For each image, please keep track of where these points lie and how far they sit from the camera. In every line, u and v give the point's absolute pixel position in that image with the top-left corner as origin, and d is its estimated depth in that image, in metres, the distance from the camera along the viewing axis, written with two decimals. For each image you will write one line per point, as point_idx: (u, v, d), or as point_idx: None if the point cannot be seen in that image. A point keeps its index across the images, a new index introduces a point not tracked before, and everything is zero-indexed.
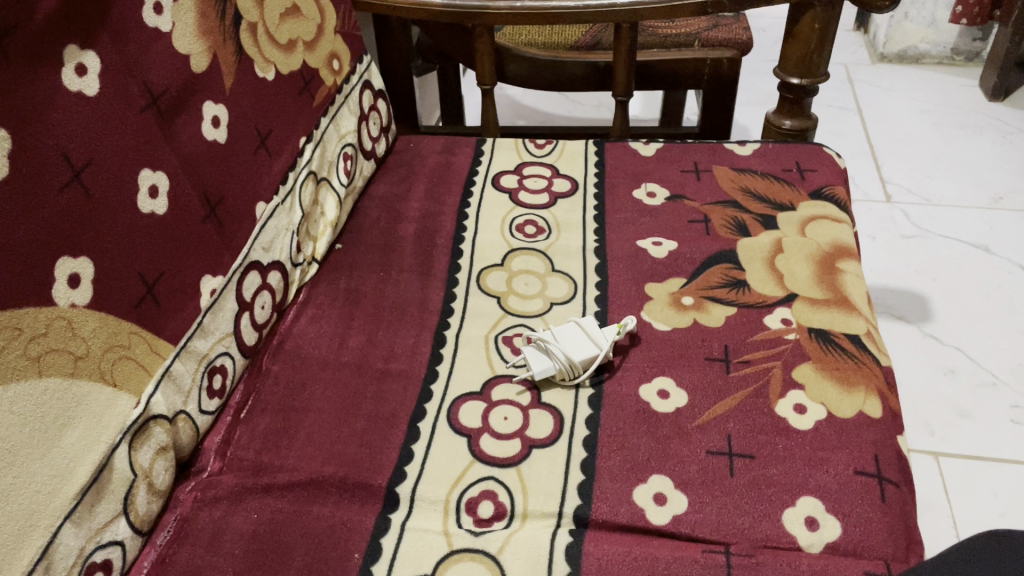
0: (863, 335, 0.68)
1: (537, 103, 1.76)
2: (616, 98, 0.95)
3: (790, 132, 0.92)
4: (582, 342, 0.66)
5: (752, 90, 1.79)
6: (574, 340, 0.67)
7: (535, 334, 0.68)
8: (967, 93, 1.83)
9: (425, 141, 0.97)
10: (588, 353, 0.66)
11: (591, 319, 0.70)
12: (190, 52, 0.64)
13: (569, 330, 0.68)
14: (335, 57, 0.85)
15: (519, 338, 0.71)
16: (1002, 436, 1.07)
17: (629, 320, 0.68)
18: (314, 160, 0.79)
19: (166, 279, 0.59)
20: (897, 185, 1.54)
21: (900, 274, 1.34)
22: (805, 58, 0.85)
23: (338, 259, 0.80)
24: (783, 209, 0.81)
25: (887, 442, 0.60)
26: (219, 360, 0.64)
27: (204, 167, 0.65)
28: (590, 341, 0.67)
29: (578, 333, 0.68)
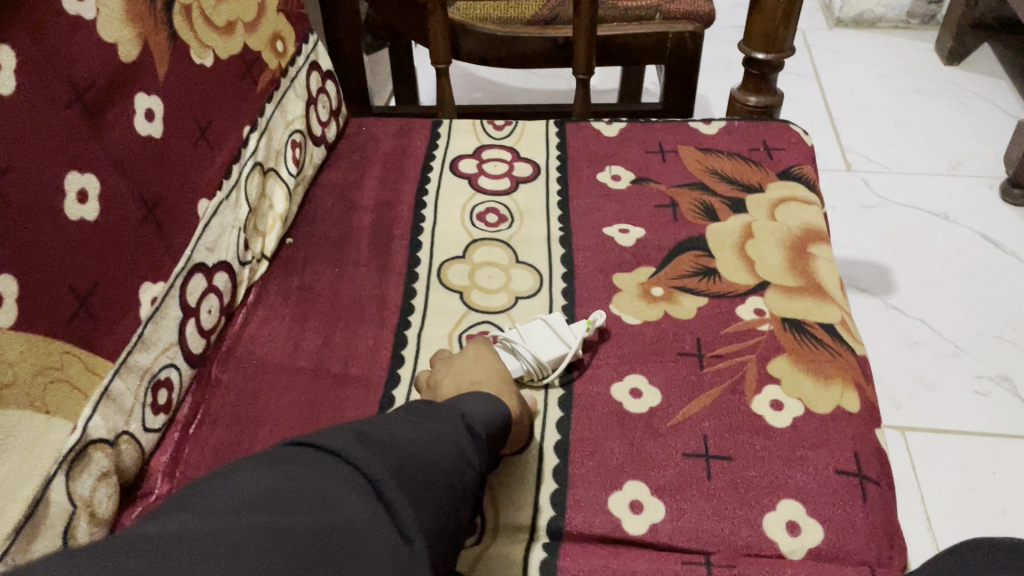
0: (838, 324, 0.66)
1: (491, 74, 1.71)
2: (577, 77, 0.91)
3: (755, 109, 0.89)
4: (549, 340, 0.63)
5: (711, 57, 1.76)
6: (539, 340, 0.64)
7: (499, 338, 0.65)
8: (924, 57, 1.82)
9: (377, 124, 0.92)
10: (557, 351, 0.63)
11: (557, 315, 0.67)
12: (118, 41, 0.59)
13: (536, 328, 0.65)
14: (279, 38, 0.80)
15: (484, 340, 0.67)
16: (966, 408, 1.07)
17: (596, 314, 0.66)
18: (259, 151, 0.74)
19: (101, 291, 0.54)
20: (857, 153, 1.53)
21: (862, 244, 1.33)
22: (769, 33, 0.82)
23: (289, 255, 0.76)
24: (752, 191, 0.78)
25: (866, 437, 0.58)
26: (163, 373, 0.60)
27: (139, 166, 0.60)
28: (557, 338, 0.64)
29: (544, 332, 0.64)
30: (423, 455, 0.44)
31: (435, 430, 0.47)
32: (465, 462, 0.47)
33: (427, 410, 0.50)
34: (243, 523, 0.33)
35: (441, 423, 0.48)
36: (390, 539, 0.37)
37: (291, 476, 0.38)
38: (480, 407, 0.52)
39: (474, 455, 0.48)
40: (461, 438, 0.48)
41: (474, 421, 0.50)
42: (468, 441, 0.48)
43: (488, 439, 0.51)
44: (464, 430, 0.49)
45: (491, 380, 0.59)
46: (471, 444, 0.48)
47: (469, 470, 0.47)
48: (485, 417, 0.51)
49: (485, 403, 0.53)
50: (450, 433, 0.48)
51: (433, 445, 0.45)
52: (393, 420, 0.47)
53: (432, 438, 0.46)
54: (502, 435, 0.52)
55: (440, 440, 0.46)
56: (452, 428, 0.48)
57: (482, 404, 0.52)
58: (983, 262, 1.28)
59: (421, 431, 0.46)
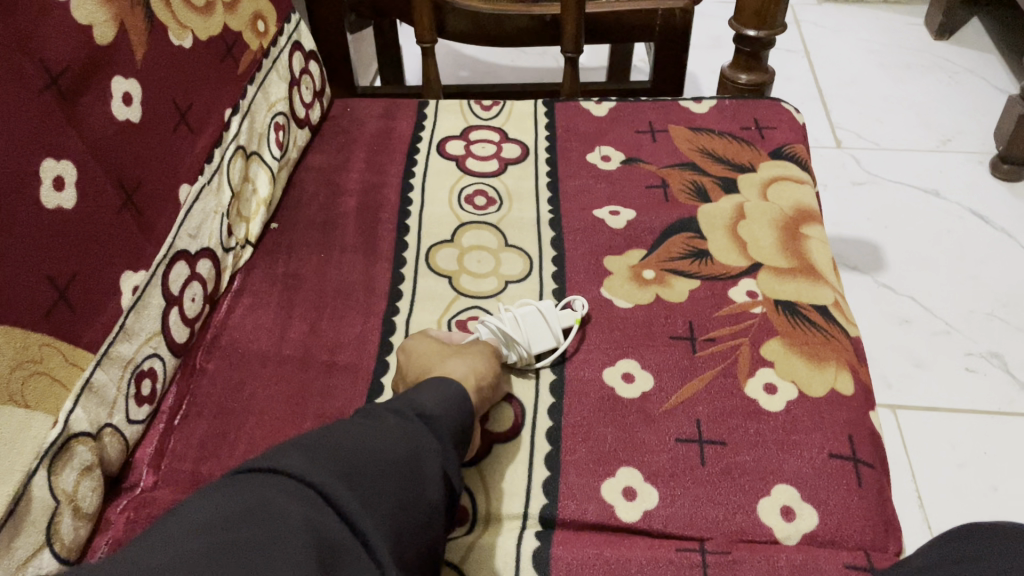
0: (831, 306, 0.66)
1: (478, 53, 1.69)
2: (566, 55, 0.89)
3: (747, 87, 0.88)
4: (540, 330, 0.62)
5: (700, 34, 1.74)
6: (531, 328, 0.62)
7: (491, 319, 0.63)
8: (913, 32, 1.81)
9: (363, 105, 0.90)
10: (546, 344, 0.62)
11: (549, 301, 0.64)
12: (93, 23, 0.57)
13: (529, 318, 0.63)
14: (261, 18, 0.78)
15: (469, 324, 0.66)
16: (957, 386, 1.07)
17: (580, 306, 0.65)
18: (242, 134, 0.72)
19: (80, 280, 0.53)
20: (847, 130, 1.52)
21: (853, 222, 1.32)
22: (761, 9, 0.80)
23: (274, 240, 0.74)
24: (743, 170, 0.77)
25: (860, 420, 0.58)
26: (147, 364, 0.58)
27: (117, 152, 0.58)
28: (548, 329, 0.62)
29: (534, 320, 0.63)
30: (374, 456, 0.43)
31: (387, 429, 0.46)
32: (421, 457, 0.46)
33: (376, 409, 0.49)
34: (184, 556, 0.32)
35: (392, 420, 0.48)
36: (347, 544, 0.37)
37: (234, 500, 0.36)
38: (435, 398, 0.51)
39: (432, 447, 0.47)
40: (416, 433, 0.47)
41: (428, 415, 0.49)
42: (424, 434, 0.48)
43: (446, 429, 0.50)
44: (417, 425, 0.48)
45: (435, 358, 0.59)
46: (428, 437, 0.48)
47: (427, 464, 0.46)
48: (440, 406, 0.51)
49: (438, 393, 0.52)
50: (403, 429, 0.47)
51: (383, 445, 0.45)
52: (340, 424, 0.46)
53: (383, 437, 0.45)
54: (460, 424, 0.51)
55: (392, 439, 0.45)
56: (405, 424, 0.48)
57: (437, 394, 0.52)
58: (972, 239, 1.28)
59: (371, 433, 0.45)
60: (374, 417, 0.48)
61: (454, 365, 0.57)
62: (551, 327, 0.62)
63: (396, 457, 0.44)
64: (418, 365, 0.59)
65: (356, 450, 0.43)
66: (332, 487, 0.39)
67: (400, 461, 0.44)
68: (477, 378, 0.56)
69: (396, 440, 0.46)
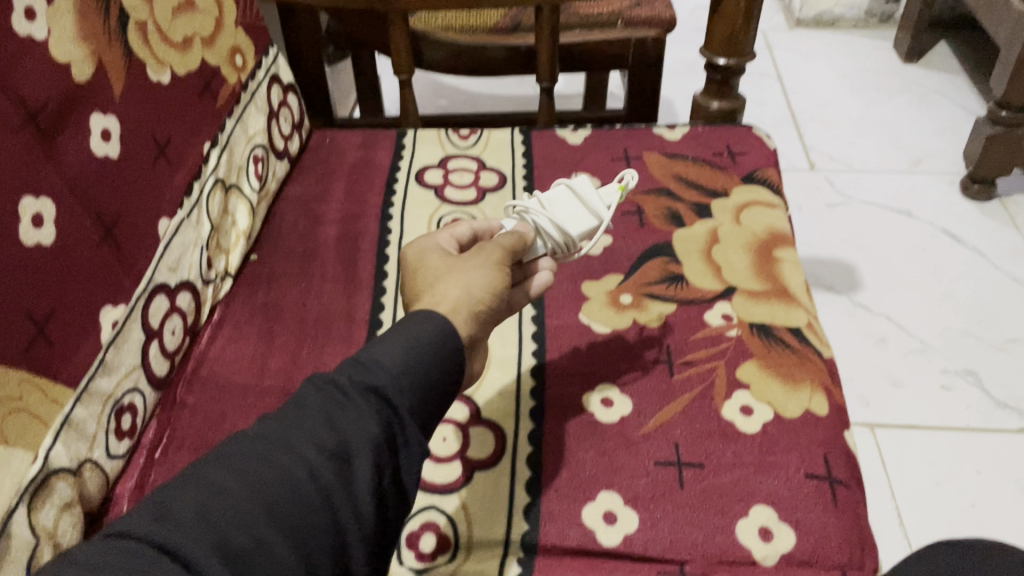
0: (804, 327, 0.67)
1: (457, 82, 1.71)
2: (540, 85, 0.90)
3: (718, 114, 0.89)
4: (577, 213, 0.58)
5: (674, 60, 1.77)
6: (565, 212, 0.58)
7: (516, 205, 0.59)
8: (883, 55, 1.85)
9: (341, 136, 0.91)
10: (585, 226, 0.58)
11: (582, 178, 0.60)
12: (71, 60, 0.58)
13: (562, 198, 0.59)
14: (238, 52, 0.79)
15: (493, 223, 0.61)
16: (932, 403, 1.08)
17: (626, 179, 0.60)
18: (221, 167, 0.73)
19: (59, 315, 0.53)
20: (820, 152, 1.54)
21: (827, 243, 1.34)
22: (730, 38, 0.82)
23: (254, 272, 0.75)
24: (716, 196, 0.79)
25: (835, 441, 0.59)
26: (127, 398, 0.59)
27: (96, 188, 0.58)
28: (586, 209, 0.58)
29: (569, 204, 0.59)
30: (275, 481, 0.38)
31: (308, 428, 0.40)
32: (352, 455, 0.40)
33: (316, 386, 0.43)
34: None
35: (319, 406, 0.41)
36: None
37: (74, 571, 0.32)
38: (389, 356, 0.43)
39: (369, 434, 0.41)
40: (350, 419, 0.41)
41: (377, 381, 0.42)
42: (363, 417, 0.41)
43: (401, 396, 0.42)
44: (357, 401, 0.42)
45: (433, 273, 0.52)
46: (366, 424, 0.41)
47: (359, 462, 0.40)
48: (395, 368, 0.43)
49: (397, 346, 0.44)
50: (335, 419, 0.41)
51: (292, 459, 0.39)
52: (262, 429, 0.41)
53: (298, 444, 0.40)
54: (422, 381, 0.43)
55: (307, 445, 0.40)
56: (341, 407, 0.41)
57: (392, 351, 0.43)
58: (945, 257, 1.30)
59: (289, 440, 0.40)
60: (305, 404, 0.42)
61: (446, 285, 0.49)
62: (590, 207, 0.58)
63: (307, 471, 0.39)
64: (419, 277, 0.52)
65: (253, 480, 0.37)
66: (195, 551, 0.34)
67: (313, 476, 0.39)
68: (475, 299, 0.49)
69: (318, 440, 0.40)
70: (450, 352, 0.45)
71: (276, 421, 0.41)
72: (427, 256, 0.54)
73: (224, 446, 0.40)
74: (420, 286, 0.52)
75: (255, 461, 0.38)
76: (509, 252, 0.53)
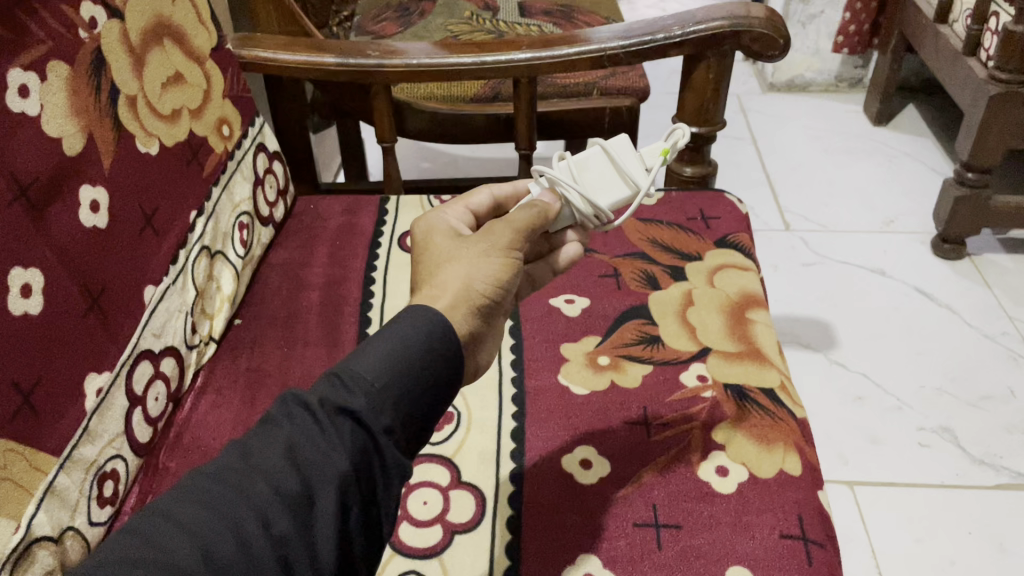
0: (777, 388, 0.68)
1: (439, 145, 1.75)
2: (519, 153, 0.93)
3: (691, 180, 0.92)
4: (610, 181, 0.58)
5: (652, 124, 1.82)
6: (599, 181, 0.58)
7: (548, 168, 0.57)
8: (854, 119, 1.91)
9: (326, 202, 0.93)
10: (619, 196, 0.58)
11: (619, 137, 0.58)
12: (62, 135, 0.60)
13: (596, 163, 0.58)
14: (225, 123, 0.82)
15: (519, 183, 0.62)
16: (909, 461, 1.10)
17: (670, 140, 0.58)
18: (206, 234, 0.75)
19: (45, 385, 0.54)
20: (795, 213, 1.58)
21: (804, 302, 1.37)
22: (700, 109, 0.86)
23: (238, 336, 0.76)
24: (690, 259, 0.81)
25: (809, 501, 0.60)
26: (110, 465, 0.59)
27: (84, 258, 0.60)
28: (621, 177, 0.58)
29: (604, 168, 0.58)
30: (224, 531, 0.36)
31: (271, 467, 0.39)
32: (315, 493, 0.39)
33: (290, 409, 0.42)
34: None
35: (286, 439, 0.40)
36: None
37: None
38: (371, 373, 0.42)
39: (336, 470, 0.40)
40: (318, 452, 0.40)
41: (350, 405, 0.41)
42: (334, 448, 0.40)
43: (372, 416, 0.41)
44: (330, 425, 0.41)
45: (434, 263, 0.51)
46: (335, 458, 0.40)
47: (322, 501, 0.39)
48: (376, 387, 0.42)
49: (381, 362, 0.43)
50: (299, 450, 0.40)
51: (246, 504, 0.38)
52: (224, 463, 0.40)
53: (253, 485, 0.38)
54: (400, 401, 0.42)
55: (264, 487, 0.38)
56: (313, 438, 0.40)
57: (373, 364, 0.42)
58: (919, 315, 1.33)
59: (247, 480, 0.39)
60: (273, 434, 0.41)
61: (448, 276, 0.49)
62: (625, 177, 0.57)
63: (258, 522, 0.37)
64: (423, 264, 0.52)
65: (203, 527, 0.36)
66: None
67: (266, 528, 0.37)
68: (474, 289, 0.48)
69: (279, 480, 0.39)
70: (435, 366, 0.44)
71: (242, 452, 0.40)
72: (431, 242, 0.53)
73: (184, 482, 0.39)
74: (425, 271, 0.51)
75: (203, 510, 0.37)
76: (520, 234, 0.51)
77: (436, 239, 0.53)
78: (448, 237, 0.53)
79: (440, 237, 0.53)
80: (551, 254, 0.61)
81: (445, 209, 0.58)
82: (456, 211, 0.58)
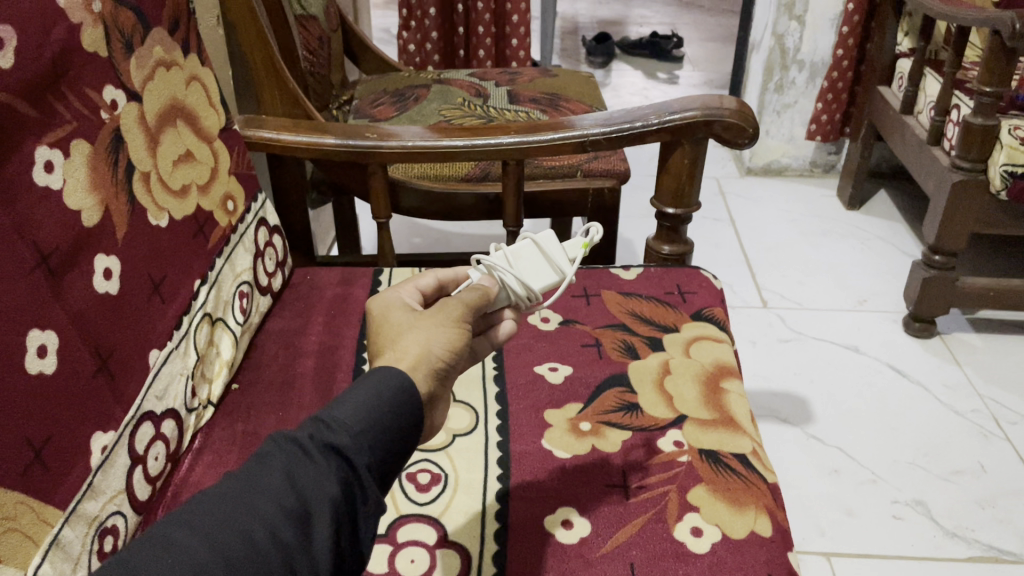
0: (749, 453, 0.72)
1: (429, 222, 1.81)
2: (507, 230, 0.98)
3: (669, 257, 0.98)
4: (541, 269, 0.64)
5: (634, 205, 1.89)
6: (531, 268, 0.64)
7: (485, 256, 0.64)
8: (829, 203, 1.99)
9: (321, 274, 0.98)
10: (548, 281, 0.64)
11: (547, 232, 0.65)
12: (81, 208, 0.64)
13: (528, 252, 0.64)
14: (230, 198, 0.86)
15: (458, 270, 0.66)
16: (885, 533, 1.12)
17: (590, 236, 0.65)
18: (208, 302, 0.78)
19: (54, 442, 0.57)
20: (772, 292, 1.64)
21: (780, 377, 1.41)
22: (677, 190, 0.91)
23: (234, 401, 0.79)
24: (668, 330, 0.85)
25: (779, 560, 0.63)
26: (110, 521, 0.61)
27: (95, 324, 0.63)
28: (551, 265, 0.64)
29: (534, 258, 0.64)
30: (235, 538, 0.39)
31: (272, 489, 0.42)
32: (311, 514, 0.42)
33: (278, 443, 0.45)
34: None
35: (281, 465, 0.43)
36: None
37: None
38: (350, 416, 0.45)
39: (328, 494, 0.43)
40: (311, 479, 0.43)
41: (337, 442, 0.44)
42: (324, 477, 0.43)
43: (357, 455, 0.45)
44: (318, 459, 0.44)
45: (394, 331, 0.55)
46: (326, 483, 0.43)
47: (318, 522, 0.42)
48: (356, 429, 0.45)
49: (358, 408, 0.46)
50: (295, 478, 0.43)
51: (253, 518, 0.40)
52: (224, 487, 0.42)
53: (260, 500, 0.41)
54: (382, 441, 0.46)
55: (269, 504, 0.41)
56: (305, 468, 0.43)
57: (352, 410, 0.46)
58: (892, 391, 1.37)
59: (249, 499, 0.41)
60: (267, 463, 0.43)
61: (408, 341, 0.53)
62: (554, 265, 0.64)
63: (268, 531, 0.40)
64: (381, 333, 0.56)
65: (215, 538, 0.39)
66: None
67: (273, 534, 0.40)
68: (431, 356, 0.52)
69: (280, 498, 0.42)
70: (409, 411, 0.48)
71: (238, 479, 0.43)
72: (390, 314, 0.57)
73: (188, 504, 0.41)
74: (384, 338, 0.55)
75: (203, 536, 0.39)
76: (469, 308, 0.57)
77: (393, 313, 0.57)
78: (402, 311, 0.57)
79: (396, 311, 0.57)
80: (490, 329, 0.63)
81: (396, 288, 0.62)
82: (408, 291, 0.62)
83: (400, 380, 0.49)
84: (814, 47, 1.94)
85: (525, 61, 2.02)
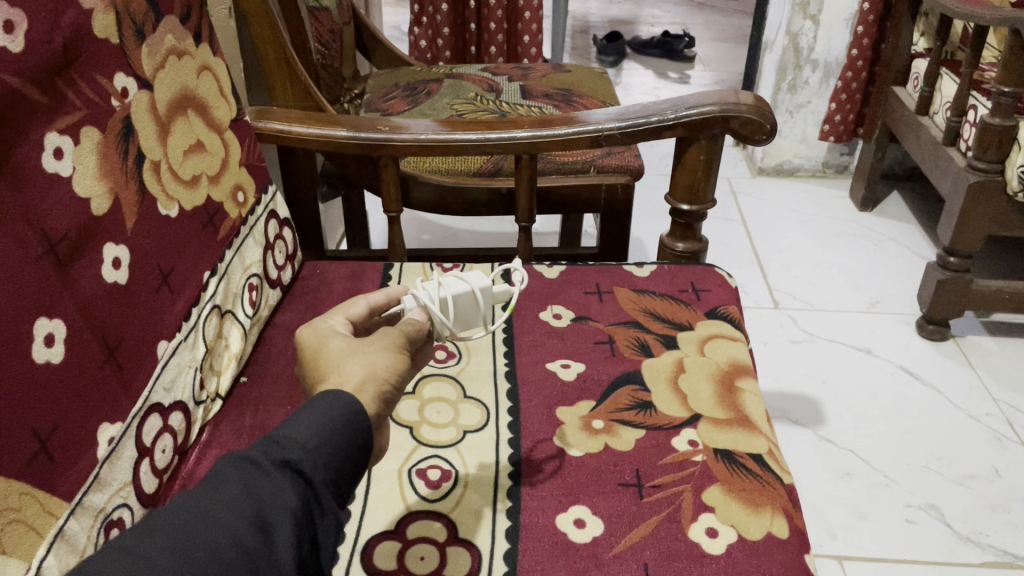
0: (766, 454, 0.71)
1: (439, 218, 1.80)
2: (519, 224, 0.97)
3: (683, 254, 0.96)
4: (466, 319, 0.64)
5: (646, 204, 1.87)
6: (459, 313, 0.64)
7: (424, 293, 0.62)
8: (841, 204, 1.97)
9: (332, 267, 0.97)
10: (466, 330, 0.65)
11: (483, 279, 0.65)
12: (91, 196, 0.63)
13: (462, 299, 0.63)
14: (240, 189, 0.85)
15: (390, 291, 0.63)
16: (897, 538, 1.11)
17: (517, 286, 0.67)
18: (218, 294, 0.78)
19: (60, 432, 0.56)
20: (784, 293, 1.62)
21: (792, 378, 1.40)
22: (693, 186, 0.90)
23: (243, 394, 0.78)
24: (682, 328, 0.84)
25: (796, 562, 0.62)
26: (116, 513, 0.60)
27: (103, 313, 0.63)
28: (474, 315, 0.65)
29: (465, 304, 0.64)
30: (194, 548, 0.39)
31: (229, 500, 0.41)
32: (271, 525, 0.41)
33: (233, 461, 0.43)
34: None
35: (238, 479, 0.42)
36: None
37: None
38: (301, 434, 0.44)
39: (288, 505, 0.42)
40: (269, 490, 0.42)
41: (293, 457, 0.43)
42: (281, 489, 0.42)
43: (314, 470, 0.44)
44: (274, 473, 0.43)
45: (335, 355, 0.54)
46: (284, 493, 0.42)
47: (279, 530, 0.41)
48: (309, 444, 0.44)
49: (312, 427, 0.45)
50: (253, 488, 0.42)
51: (212, 531, 0.40)
52: (180, 505, 0.41)
53: (219, 513, 0.40)
54: (336, 457, 0.45)
55: (228, 516, 0.40)
56: (261, 481, 0.42)
57: (303, 428, 0.45)
58: (904, 394, 1.36)
59: (209, 512, 0.40)
60: (221, 478, 0.42)
61: (352, 366, 0.52)
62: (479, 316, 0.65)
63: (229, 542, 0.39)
64: (317, 359, 0.54)
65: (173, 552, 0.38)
66: None
67: (235, 546, 0.39)
68: (378, 380, 0.51)
69: (238, 509, 0.41)
70: (360, 429, 0.47)
71: (193, 495, 0.42)
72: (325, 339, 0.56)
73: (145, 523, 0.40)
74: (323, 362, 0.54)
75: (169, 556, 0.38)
76: (408, 338, 0.57)
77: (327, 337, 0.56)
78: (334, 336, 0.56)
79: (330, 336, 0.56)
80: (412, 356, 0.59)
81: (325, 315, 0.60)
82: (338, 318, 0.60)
83: (349, 400, 0.48)
84: (828, 47, 1.92)
85: (537, 58, 2.00)
